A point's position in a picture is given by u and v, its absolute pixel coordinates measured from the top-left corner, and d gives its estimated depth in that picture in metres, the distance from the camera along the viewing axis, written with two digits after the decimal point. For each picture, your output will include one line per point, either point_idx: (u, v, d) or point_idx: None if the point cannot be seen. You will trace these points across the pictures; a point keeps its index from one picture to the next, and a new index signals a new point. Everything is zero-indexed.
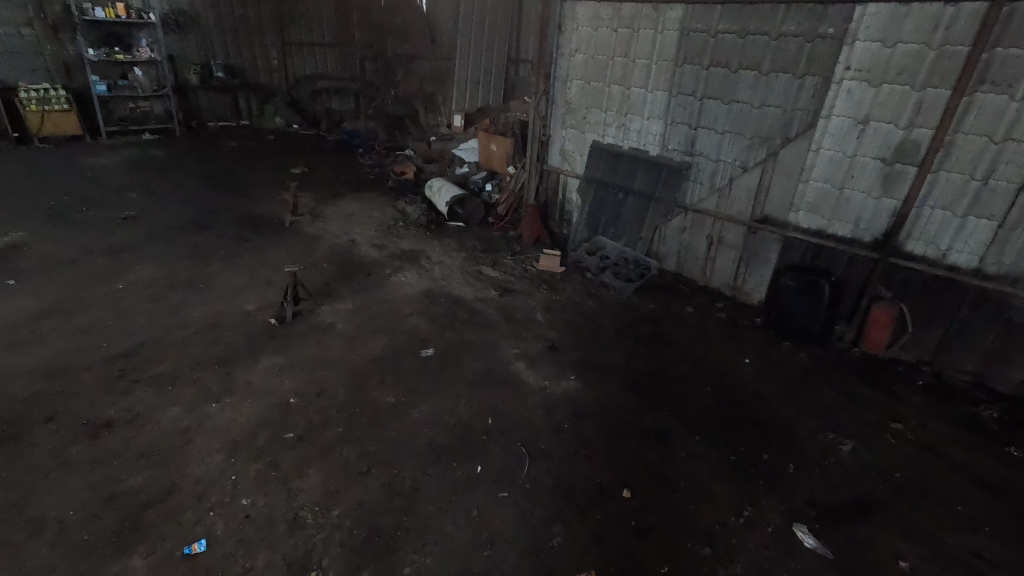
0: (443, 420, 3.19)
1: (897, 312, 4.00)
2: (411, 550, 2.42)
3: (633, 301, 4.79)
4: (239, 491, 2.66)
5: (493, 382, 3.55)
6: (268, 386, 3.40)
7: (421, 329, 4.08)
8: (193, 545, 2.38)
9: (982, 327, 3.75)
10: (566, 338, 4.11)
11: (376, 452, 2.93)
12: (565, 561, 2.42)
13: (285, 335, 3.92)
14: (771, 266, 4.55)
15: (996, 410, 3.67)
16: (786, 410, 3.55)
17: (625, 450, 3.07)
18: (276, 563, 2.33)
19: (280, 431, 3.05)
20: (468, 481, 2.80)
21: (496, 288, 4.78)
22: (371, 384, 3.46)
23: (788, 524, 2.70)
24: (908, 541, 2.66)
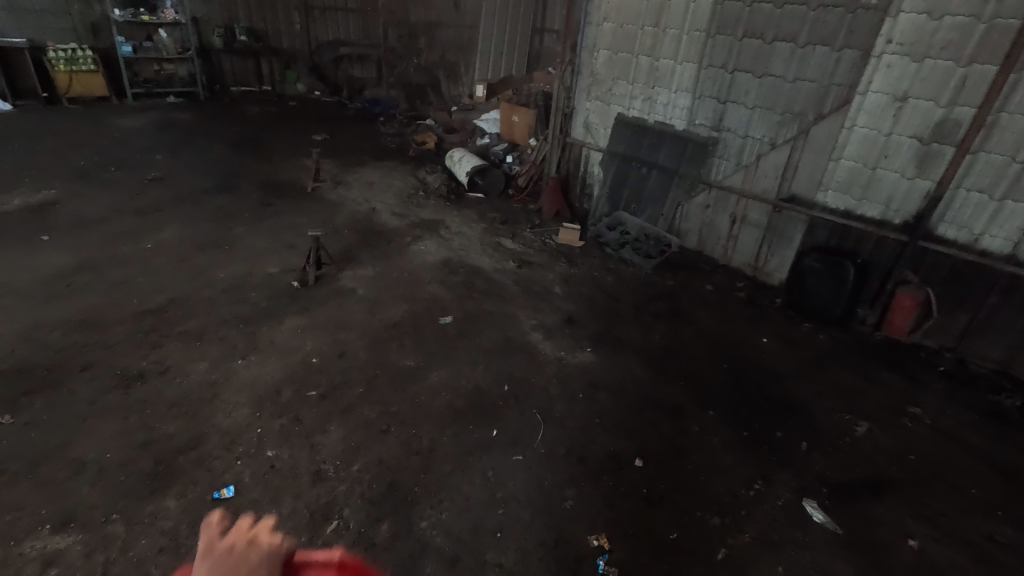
0: (460, 385, 3.26)
1: (922, 297, 3.94)
2: (428, 505, 2.51)
3: (652, 277, 4.76)
4: (265, 443, 2.77)
5: (510, 351, 3.59)
6: (292, 346, 3.50)
7: (440, 297, 4.13)
8: (222, 490, 2.49)
9: (1011, 315, 3.68)
10: (583, 312, 4.13)
11: (395, 412, 3.02)
12: (577, 523, 2.49)
13: (307, 298, 3.99)
14: (795, 246, 4.48)
15: (1019, 399, 3.62)
16: (802, 389, 3.55)
17: (639, 421, 3.11)
18: (299, 511, 2.44)
19: (303, 388, 3.15)
20: (484, 444, 2.87)
21: (515, 259, 4.79)
22: (390, 348, 3.53)
23: (798, 498, 2.73)
24: (918, 520, 2.68)
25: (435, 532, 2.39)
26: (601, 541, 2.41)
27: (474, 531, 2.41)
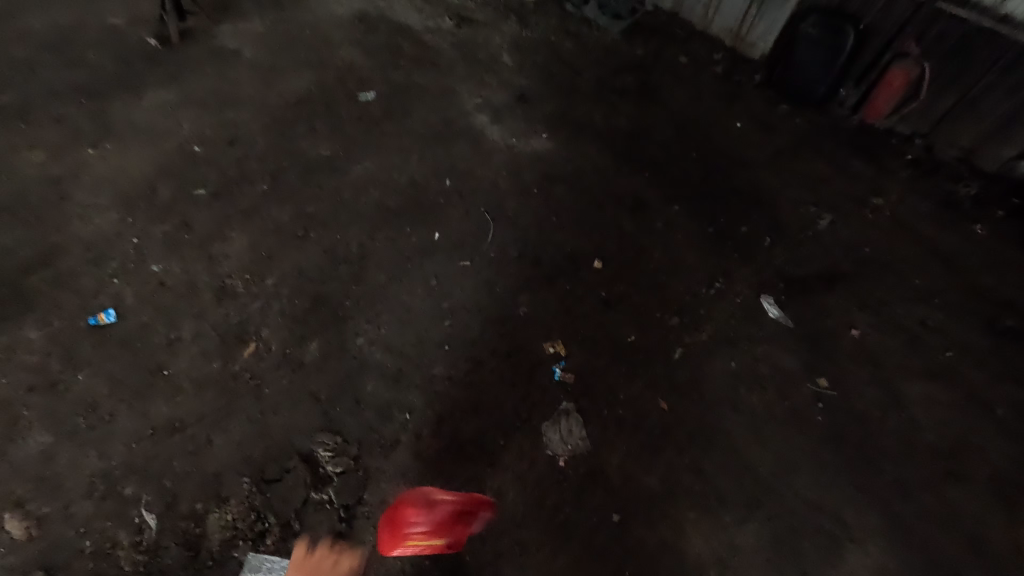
0: (392, 179, 2.68)
1: (915, 74, 3.48)
2: (363, 320, 2.18)
3: (620, 45, 3.86)
4: (147, 256, 2.21)
5: (451, 137, 2.94)
6: (162, 130, 2.65)
7: (357, 65, 3.18)
8: (98, 315, 2.02)
9: (1001, 98, 3.38)
10: (539, 88, 3.38)
11: (312, 214, 2.47)
12: (530, 330, 2.28)
13: (172, 63, 2.95)
14: (790, 7, 3.64)
15: (974, 188, 3.54)
16: (772, 180, 3.26)
17: (600, 219, 2.76)
18: (206, 335, 2.04)
19: (187, 186, 2.46)
20: (423, 248, 2.46)
21: (452, 14, 3.68)
22: (298, 133, 2.77)
23: (755, 295, 2.64)
24: (863, 311, 2.70)
25: (374, 349, 2.11)
26: (556, 348, 2.25)
27: (418, 344, 2.16)
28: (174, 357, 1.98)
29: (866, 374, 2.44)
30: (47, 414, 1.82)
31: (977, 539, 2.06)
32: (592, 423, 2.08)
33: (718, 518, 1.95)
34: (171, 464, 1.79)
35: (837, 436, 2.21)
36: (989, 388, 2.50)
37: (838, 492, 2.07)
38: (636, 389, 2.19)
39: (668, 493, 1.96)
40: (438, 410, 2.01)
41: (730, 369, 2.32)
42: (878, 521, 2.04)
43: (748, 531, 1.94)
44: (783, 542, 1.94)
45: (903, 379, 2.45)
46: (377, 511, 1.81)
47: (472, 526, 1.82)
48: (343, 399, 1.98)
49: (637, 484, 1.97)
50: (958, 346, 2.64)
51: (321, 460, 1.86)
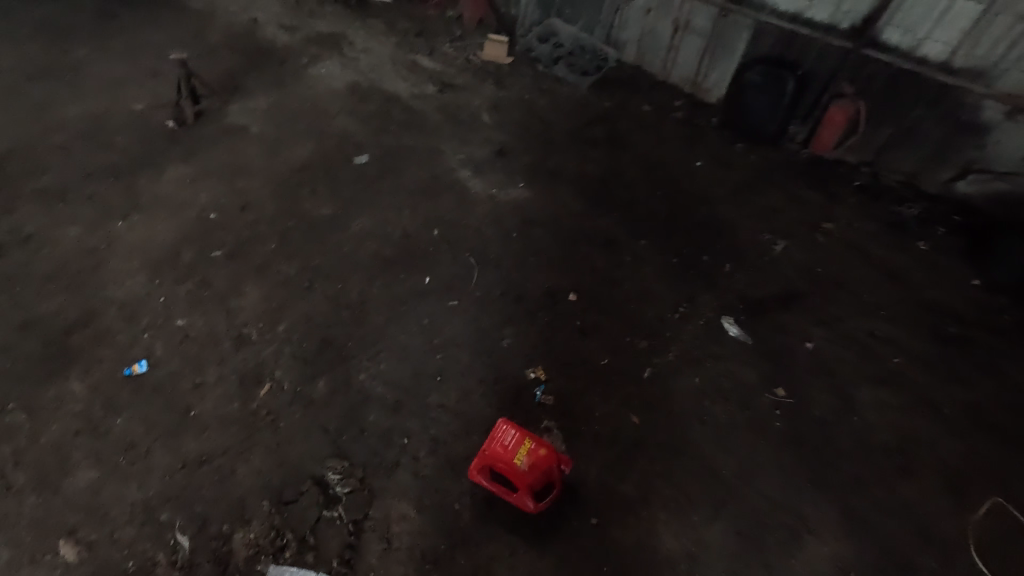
0: (387, 232, 3.01)
1: (853, 111, 3.82)
2: (365, 357, 2.47)
3: (588, 98, 4.25)
4: (173, 311, 2.52)
5: (438, 192, 3.30)
6: (183, 200, 3.01)
7: (352, 133, 3.58)
8: (133, 366, 2.31)
9: (931, 127, 3.69)
10: (516, 141, 3.77)
11: (317, 267, 2.79)
12: (514, 359, 2.56)
13: (189, 141, 3.34)
14: (737, 58, 4.07)
15: (917, 209, 3.76)
16: (732, 212, 3.53)
17: (574, 257, 3.07)
18: (227, 378, 2.32)
19: (206, 248, 2.79)
20: (416, 291, 2.76)
21: (435, 82, 4.12)
22: (301, 196, 3.13)
23: (718, 316, 2.90)
24: (818, 326, 2.94)
25: (375, 382, 2.39)
26: (538, 374, 2.52)
27: (413, 377, 2.43)
28: (200, 398, 2.25)
29: (821, 382, 2.68)
30: (91, 454, 2.08)
31: (926, 527, 2.26)
32: (572, 439, 2.33)
33: (688, 518, 2.17)
34: (199, 492, 2.04)
35: (795, 440, 2.45)
36: (937, 390, 2.72)
37: (796, 490, 2.29)
38: (610, 407, 2.44)
39: (641, 498, 2.19)
40: (434, 434, 2.26)
41: (695, 384, 2.57)
42: (833, 514, 2.25)
43: (715, 529, 2.15)
44: (747, 537, 2.15)
45: (856, 385, 2.69)
46: (382, 525, 2.03)
47: (550, 452, 2.05)
48: (349, 429, 2.24)
49: (614, 491, 2.20)
50: (907, 354, 2.86)
51: (331, 482, 2.11)
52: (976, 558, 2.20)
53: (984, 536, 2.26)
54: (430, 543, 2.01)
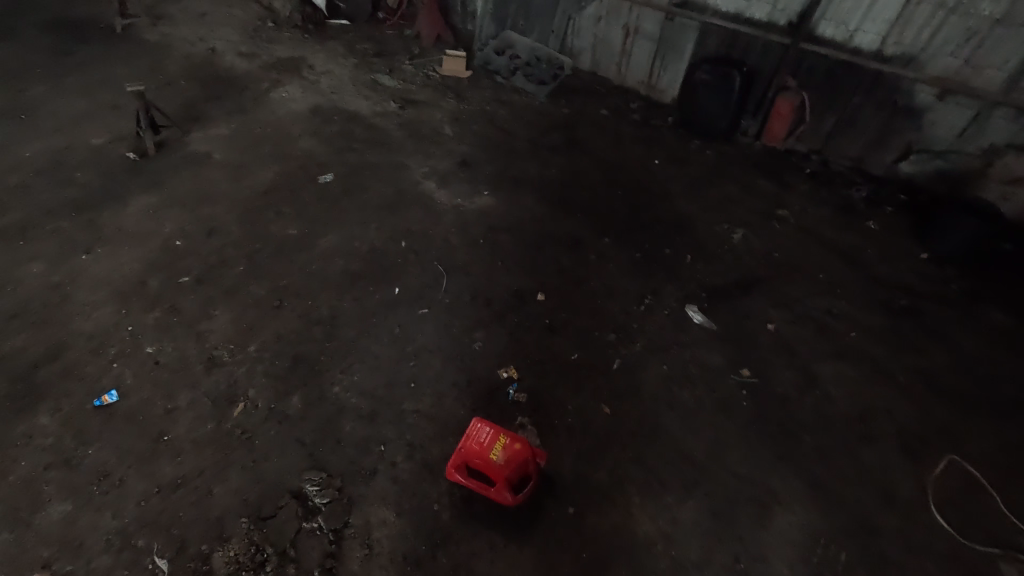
0: (354, 248, 3.06)
1: (798, 103, 3.92)
2: (338, 370, 2.50)
3: (547, 105, 4.36)
4: (142, 340, 2.52)
5: (404, 205, 3.36)
6: (147, 230, 3.02)
7: (316, 153, 3.63)
8: (103, 397, 2.31)
9: (871, 113, 3.79)
10: (478, 151, 3.85)
11: (286, 286, 2.82)
12: (485, 361, 2.62)
13: (151, 172, 3.35)
14: (686, 58, 4.19)
15: (866, 190, 3.88)
16: (690, 205, 3.65)
17: (539, 259, 3.15)
18: (199, 401, 2.34)
19: (173, 276, 2.80)
20: (386, 303, 2.81)
21: (396, 99, 4.19)
22: (267, 217, 3.16)
23: (682, 305, 3.00)
24: (777, 308, 3.05)
25: (349, 394, 2.42)
26: (509, 373, 2.58)
27: (387, 386, 2.47)
28: (173, 424, 2.27)
29: (783, 361, 2.79)
30: (64, 487, 2.08)
31: (888, 489, 2.37)
32: (546, 434, 2.39)
33: (662, 500, 2.24)
34: (177, 515, 2.04)
35: (760, 417, 2.55)
36: (892, 360, 2.84)
37: (764, 464, 2.39)
38: (582, 399, 2.52)
39: (615, 484, 2.26)
40: (410, 439, 2.31)
41: (663, 372, 2.66)
42: (800, 483, 2.35)
43: (688, 507, 2.23)
44: (720, 513, 2.23)
45: (816, 361, 2.81)
46: (362, 531, 2.06)
47: (525, 445, 2.10)
48: (325, 441, 2.27)
49: (589, 480, 2.27)
50: (862, 328, 2.98)
51: (310, 494, 2.13)
52: (936, 514, 2.31)
53: (942, 493, 2.37)
54: (411, 545, 2.04)
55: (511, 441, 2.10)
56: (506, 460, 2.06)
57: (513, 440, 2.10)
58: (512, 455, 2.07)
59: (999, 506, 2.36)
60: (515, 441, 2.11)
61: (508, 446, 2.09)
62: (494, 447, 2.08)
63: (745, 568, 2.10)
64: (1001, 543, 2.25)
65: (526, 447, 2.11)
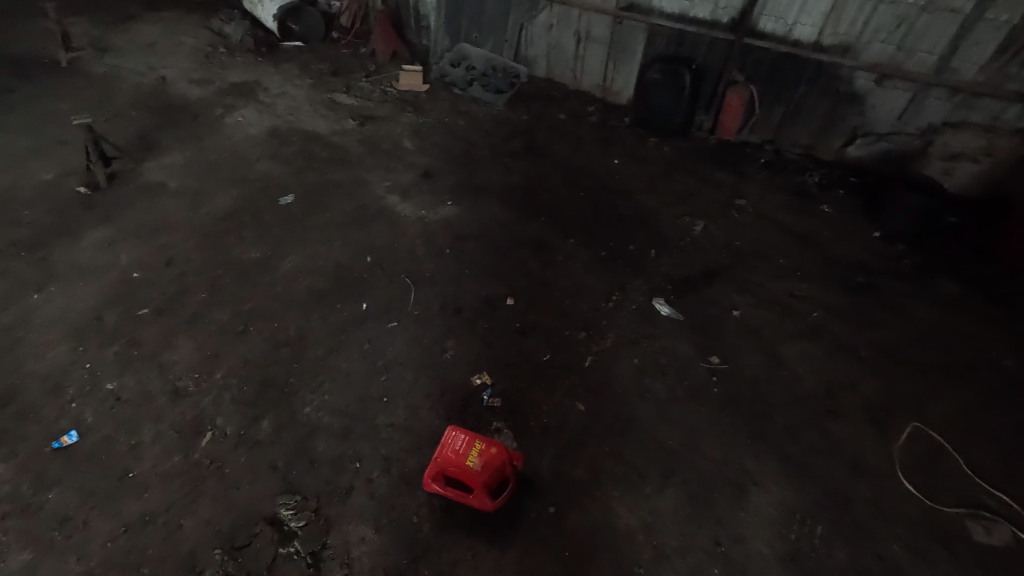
0: (319, 267, 3.03)
1: (747, 96, 4.01)
2: (308, 391, 2.47)
3: (505, 113, 4.41)
4: (102, 377, 2.45)
5: (368, 220, 3.35)
6: (102, 264, 2.94)
7: (275, 175, 3.60)
8: (62, 438, 2.24)
9: (816, 101, 3.91)
10: (440, 162, 3.86)
11: (251, 310, 2.77)
12: (458, 370, 2.61)
13: (104, 205, 3.27)
14: (638, 59, 4.26)
15: (818, 175, 4.00)
16: (651, 201, 3.72)
17: (506, 264, 3.16)
18: (165, 434, 2.28)
19: (131, 308, 2.74)
20: (355, 319, 2.78)
21: (355, 116, 4.18)
22: (228, 242, 3.11)
23: (649, 299, 3.04)
24: (741, 295, 3.12)
25: (321, 414, 2.39)
26: (483, 379, 2.58)
27: (360, 403, 2.44)
28: (138, 459, 2.21)
29: (750, 345, 2.85)
30: (23, 535, 1.99)
31: (857, 460, 2.43)
32: (523, 437, 2.40)
33: (641, 492, 2.26)
34: (146, 552, 1.98)
35: (732, 401, 2.60)
36: (854, 336, 2.93)
37: (737, 447, 2.43)
38: (556, 399, 2.53)
39: (594, 480, 2.28)
40: (386, 453, 2.29)
41: (634, 365, 2.70)
42: (774, 463, 2.40)
43: (667, 497, 2.26)
44: (698, 499, 2.26)
45: (781, 343, 2.88)
46: (341, 551, 2.03)
47: (501, 449, 2.11)
48: (299, 463, 2.24)
49: (567, 478, 2.28)
50: (823, 307, 3.07)
51: (285, 518, 2.09)
52: (904, 480, 2.38)
53: (909, 460, 2.45)
54: (392, 560, 2.01)
55: (489, 446, 2.10)
56: (485, 465, 2.06)
57: (490, 445, 2.11)
58: (490, 459, 2.07)
59: (962, 467, 2.44)
60: (492, 446, 2.11)
61: (486, 452, 2.08)
62: (472, 453, 2.07)
63: (725, 551, 2.13)
64: (966, 502, 2.33)
65: (503, 451, 2.12)
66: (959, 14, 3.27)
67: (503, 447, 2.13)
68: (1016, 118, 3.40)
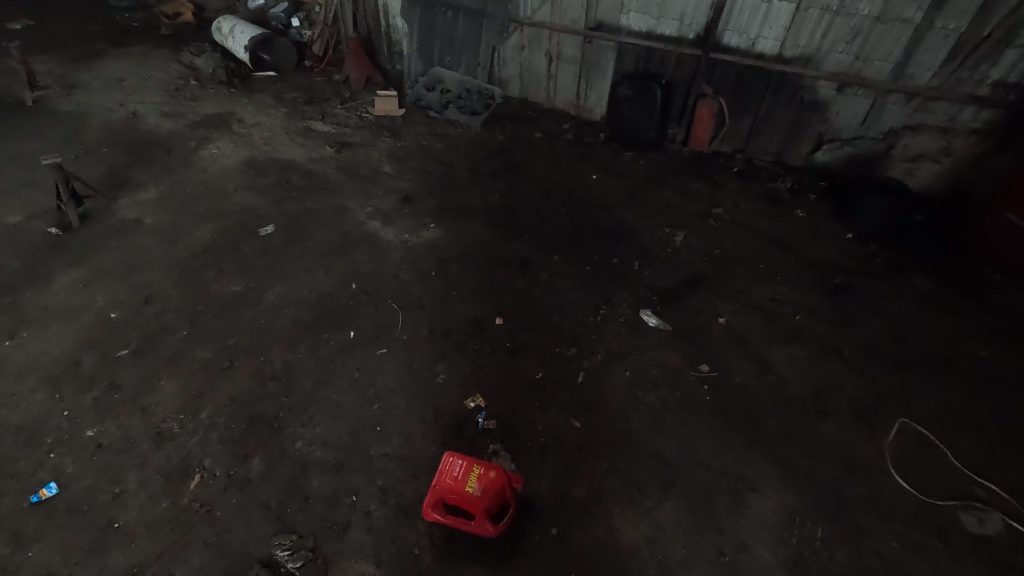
0: (303, 296, 2.99)
1: (717, 108, 4.13)
2: (299, 425, 2.42)
3: (482, 134, 4.45)
4: (81, 424, 2.37)
5: (351, 247, 3.32)
6: (76, 306, 2.86)
7: (253, 206, 3.56)
8: (40, 491, 2.16)
9: (782, 110, 4.04)
10: (419, 186, 3.87)
11: (234, 345, 2.72)
12: (450, 394, 2.59)
13: (76, 245, 3.19)
14: (609, 77, 4.35)
15: (790, 181, 4.12)
16: (631, 214, 3.78)
17: (492, 283, 3.17)
18: (151, 480, 2.22)
19: (110, 350, 2.66)
20: (342, 348, 2.74)
21: (332, 143, 4.18)
22: (208, 277, 3.05)
23: (636, 311, 3.07)
24: (724, 301, 3.17)
25: (313, 447, 2.35)
26: (477, 402, 2.56)
27: (352, 434, 2.40)
28: (123, 508, 2.14)
29: (738, 351, 2.89)
30: None
31: (850, 459, 2.47)
32: (520, 458, 2.38)
33: (642, 505, 2.26)
34: None
35: (723, 408, 2.62)
36: (837, 336, 3.00)
37: (733, 454, 2.45)
38: (551, 418, 2.53)
39: (594, 497, 2.27)
40: (382, 485, 2.26)
41: (626, 378, 2.71)
42: (770, 468, 2.42)
43: (668, 509, 2.26)
44: (698, 509, 2.27)
45: (767, 347, 2.92)
46: None
47: (500, 473, 2.07)
48: (293, 501, 2.19)
49: (568, 497, 2.27)
50: (805, 310, 3.14)
51: (281, 560, 2.04)
52: (897, 476, 2.42)
53: (900, 455, 2.50)
54: None
55: (487, 472, 2.06)
56: (483, 492, 2.01)
57: (489, 471, 2.06)
58: (488, 486, 2.03)
59: (951, 460, 2.49)
60: (492, 471, 2.07)
61: (484, 478, 2.04)
62: (470, 480, 2.03)
63: (729, 560, 2.14)
64: (957, 495, 2.38)
65: (502, 476, 2.07)
66: (910, 23, 3.41)
67: (502, 472, 2.08)
68: (971, 119, 3.58)
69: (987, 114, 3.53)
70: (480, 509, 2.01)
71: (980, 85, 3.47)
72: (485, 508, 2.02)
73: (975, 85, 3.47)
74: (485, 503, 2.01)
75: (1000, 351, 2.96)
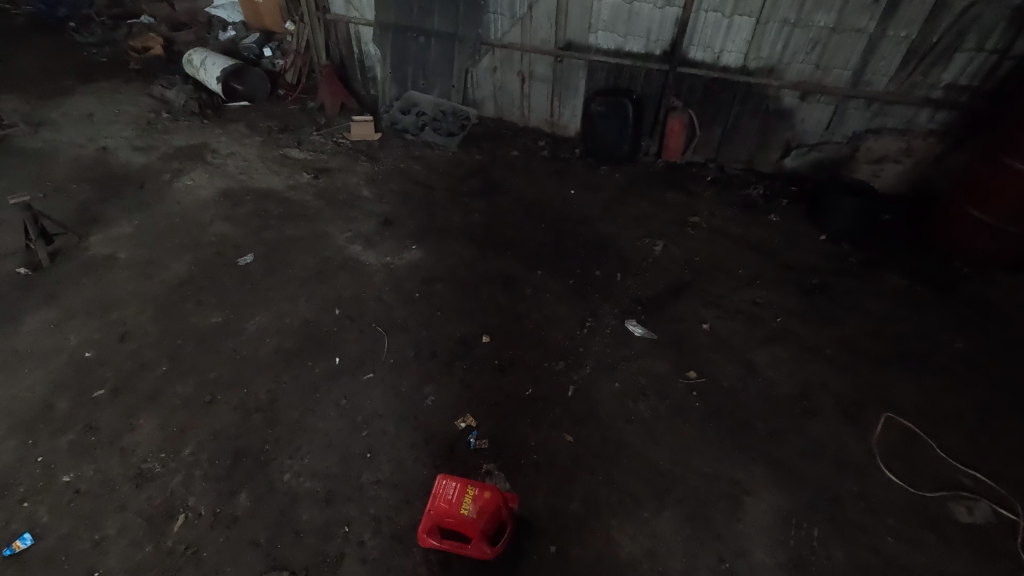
0: (286, 325, 2.94)
1: (687, 119, 4.24)
2: (286, 457, 2.36)
3: (459, 155, 4.49)
4: (57, 469, 2.28)
5: (332, 272, 3.30)
6: (48, 347, 2.77)
7: (231, 236, 3.51)
8: (14, 544, 2.06)
9: (750, 119, 4.16)
10: (399, 208, 3.87)
11: (216, 378, 2.65)
12: (441, 416, 2.56)
13: (46, 285, 3.10)
14: (581, 94, 4.44)
15: (762, 187, 4.23)
16: (610, 226, 3.83)
17: (477, 302, 3.16)
18: (132, 523, 2.14)
19: (85, 391, 2.57)
20: (328, 376, 2.70)
21: (308, 170, 4.17)
22: (186, 310, 2.99)
23: (622, 322, 3.10)
24: (707, 307, 3.21)
25: (302, 479, 2.29)
26: (467, 423, 2.54)
27: (341, 462, 2.35)
28: (103, 556, 2.05)
29: (723, 356, 2.92)
30: None
31: (840, 457, 2.50)
32: (514, 475, 2.36)
33: (639, 516, 2.25)
34: None
35: (714, 414, 2.64)
36: (818, 336, 3.05)
37: (726, 459, 2.46)
38: (543, 434, 2.51)
39: (591, 511, 2.26)
40: (375, 512, 2.21)
41: (616, 389, 2.72)
42: (763, 470, 2.44)
43: (665, 518, 2.25)
44: (697, 516, 2.26)
45: (752, 350, 2.97)
46: None
47: (495, 493, 2.01)
48: (282, 535, 2.13)
49: (565, 513, 2.25)
50: (786, 312, 3.20)
51: None
52: (886, 471, 2.45)
53: (887, 450, 2.54)
54: None
55: (483, 493, 2.00)
56: (478, 515, 1.96)
57: (484, 492, 2.00)
58: (484, 508, 1.98)
59: (937, 452, 2.54)
60: (487, 492, 2.01)
61: (478, 500, 1.99)
62: (466, 502, 1.98)
63: (729, 566, 2.13)
64: (945, 486, 2.42)
65: (496, 496, 2.02)
66: (864, 33, 3.55)
67: (497, 492, 2.02)
68: (927, 121, 3.74)
69: (942, 115, 3.69)
70: (476, 532, 1.96)
71: (934, 89, 3.63)
72: (482, 530, 1.97)
73: (929, 88, 3.64)
74: (480, 526, 1.96)
75: (974, 342, 3.05)
